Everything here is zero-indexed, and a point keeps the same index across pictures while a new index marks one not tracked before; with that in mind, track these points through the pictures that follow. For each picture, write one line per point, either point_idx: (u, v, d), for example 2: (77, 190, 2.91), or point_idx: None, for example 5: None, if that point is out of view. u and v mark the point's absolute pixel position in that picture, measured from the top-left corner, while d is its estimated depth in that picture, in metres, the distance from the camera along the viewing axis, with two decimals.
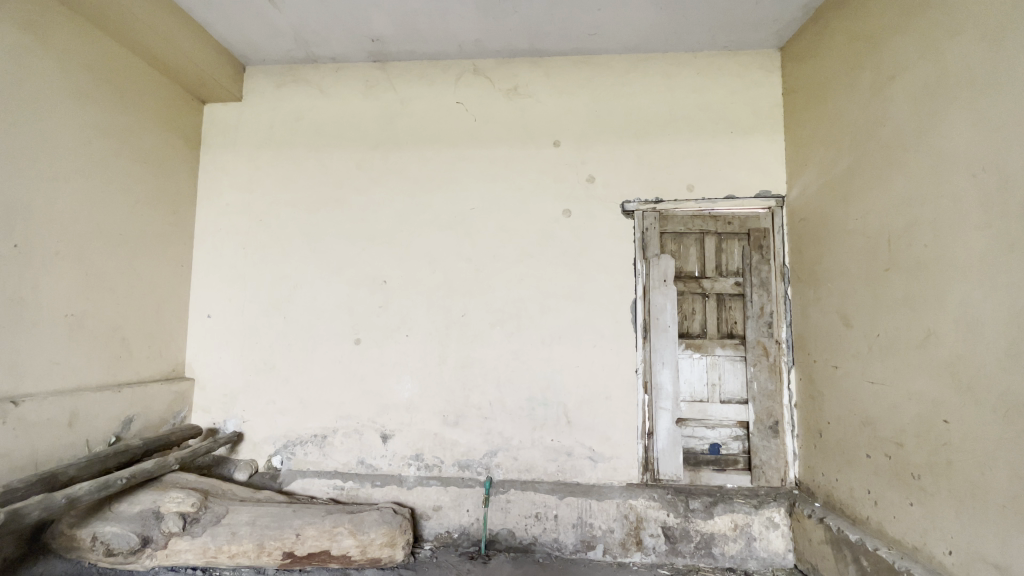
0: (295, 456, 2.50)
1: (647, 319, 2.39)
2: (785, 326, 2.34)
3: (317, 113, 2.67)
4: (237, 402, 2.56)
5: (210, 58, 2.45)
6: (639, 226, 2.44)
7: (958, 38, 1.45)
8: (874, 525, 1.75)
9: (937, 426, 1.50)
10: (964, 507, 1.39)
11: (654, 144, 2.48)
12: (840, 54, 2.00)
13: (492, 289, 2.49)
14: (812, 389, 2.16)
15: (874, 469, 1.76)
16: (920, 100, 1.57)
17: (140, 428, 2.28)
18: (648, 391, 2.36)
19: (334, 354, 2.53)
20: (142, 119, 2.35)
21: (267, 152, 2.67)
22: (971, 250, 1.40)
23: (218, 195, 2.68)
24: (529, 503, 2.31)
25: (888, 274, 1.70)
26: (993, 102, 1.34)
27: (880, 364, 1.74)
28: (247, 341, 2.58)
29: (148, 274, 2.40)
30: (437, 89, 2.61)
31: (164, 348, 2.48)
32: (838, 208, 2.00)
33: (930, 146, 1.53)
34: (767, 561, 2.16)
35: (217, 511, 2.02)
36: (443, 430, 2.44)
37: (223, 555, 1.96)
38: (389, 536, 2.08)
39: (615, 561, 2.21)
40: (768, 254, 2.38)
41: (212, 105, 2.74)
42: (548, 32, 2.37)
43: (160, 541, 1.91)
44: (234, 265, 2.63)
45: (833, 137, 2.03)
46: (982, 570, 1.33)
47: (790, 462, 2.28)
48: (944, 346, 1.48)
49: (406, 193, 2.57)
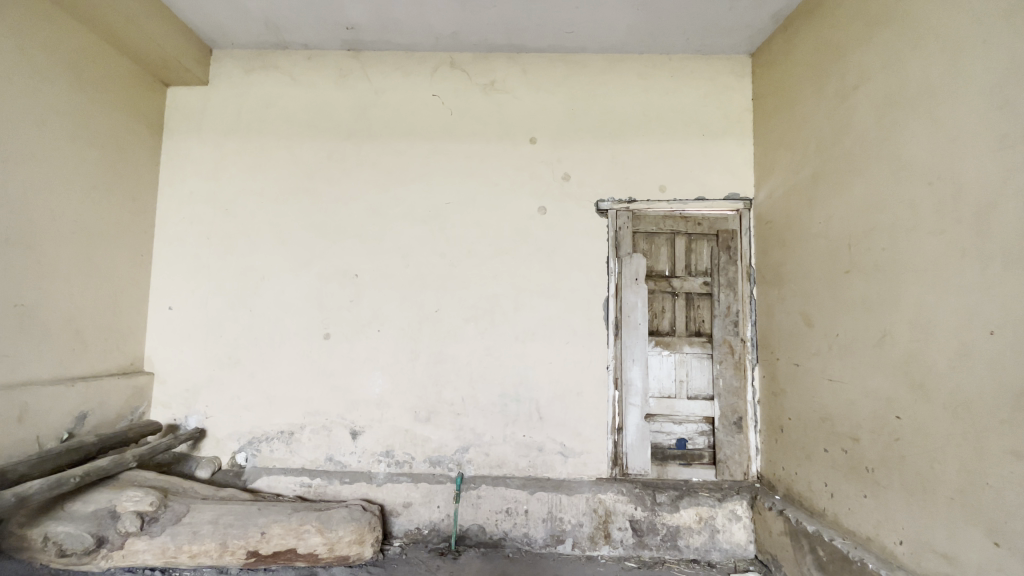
0: (261, 453, 2.44)
1: (618, 316, 2.43)
2: (750, 324, 2.41)
3: (287, 101, 2.59)
4: (200, 398, 2.48)
5: (175, 39, 2.35)
6: (612, 225, 2.48)
7: (918, 50, 1.51)
8: (830, 516, 1.82)
9: (890, 422, 1.58)
10: (915, 498, 1.47)
11: (629, 144, 2.51)
12: (807, 61, 2.07)
13: (466, 285, 2.48)
14: (775, 386, 2.24)
15: (832, 463, 1.84)
16: (884, 108, 1.63)
17: (96, 424, 2.18)
18: (619, 387, 2.40)
19: (302, 349, 2.47)
20: (100, 100, 2.24)
21: (236, 139, 2.58)
22: (925, 254, 1.46)
23: (181, 182, 2.57)
24: (499, 498, 2.32)
25: (848, 275, 1.78)
26: (949, 113, 1.40)
27: (838, 362, 1.82)
28: (210, 335, 2.50)
29: (105, 264, 2.29)
30: (413, 81, 2.57)
31: (121, 341, 2.38)
32: (803, 210, 2.06)
33: (890, 153, 1.60)
34: (729, 553, 2.23)
35: (177, 510, 1.96)
36: (414, 426, 2.42)
37: (184, 555, 1.90)
38: (358, 533, 2.05)
39: (584, 554, 2.25)
40: (735, 254, 2.45)
41: (176, 88, 2.63)
42: (526, 27, 2.36)
43: (116, 541, 1.85)
44: (197, 256, 2.53)
45: (799, 141, 2.10)
46: (931, 560, 1.41)
47: (753, 456, 2.35)
48: (899, 346, 1.55)
49: (379, 186, 2.53)
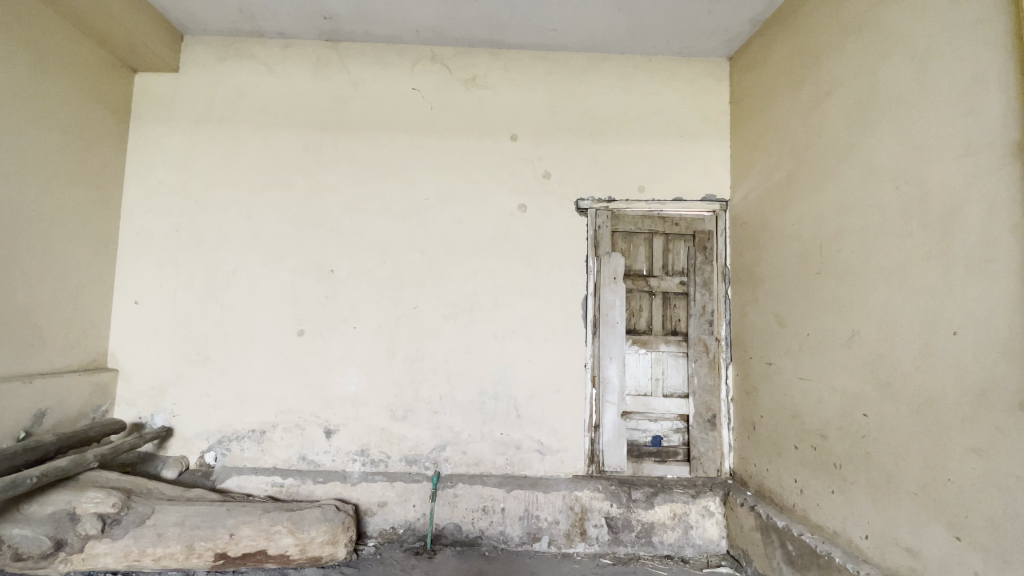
0: (230, 452, 2.38)
1: (596, 315, 2.44)
2: (725, 324, 2.45)
3: (262, 91, 2.52)
4: (166, 396, 2.39)
5: (144, 23, 2.26)
6: (592, 224, 2.49)
7: (889, 58, 1.55)
8: (799, 511, 1.87)
9: (857, 420, 1.62)
10: (881, 494, 1.52)
11: (609, 144, 2.52)
12: (782, 65, 2.11)
13: (445, 282, 2.45)
14: (748, 385, 2.28)
15: (801, 460, 1.88)
16: (855, 113, 1.67)
17: (55, 424, 2.08)
18: (596, 385, 2.42)
19: (274, 346, 2.41)
20: (62, 84, 2.14)
21: (207, 129, 2.50)
22: (893, 256, 1.51)
23: (149, 172, 2.48)
24: (476, 496, 2.31)
25: (820, 277, 1.82)
26: (916, 120, 1.45)
27: (809, 361, 1.86)
28: (179, 331, 2.42)
29: (66, 256, 2.19)
30: (392, 74, 2.53)
31: (84, 336, 2.28)
32: (777, 212, 2.10)
33: (861, 159, 1.64)
34: (702, 548, 2.26)
35: (141, 512, 1.89)
36: (390, 425, 2.38)
37: (147, 558, 1.84)
38: (331, 533, 2.01)
39: (560, 552, 2.26)
40: (711, 255, 2.49)
41: (144, 74, 2.53)
42: (507, 24, 2.35)
43: (76, 544, 1.77)
44: (165, 249, 2.45)
45: (774, 145, 2.14)
46: (895, 554, 1.45)
47: (725, 453, 2.40)
48: (867, 346, 1.60)
49: (357, 179, 2.48)
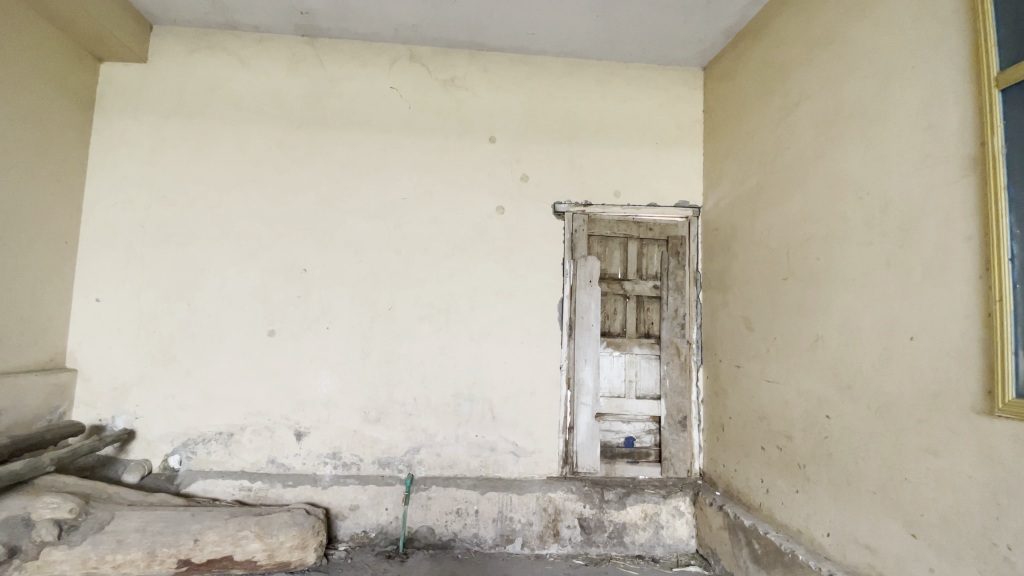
0: (196, 456, 2.31)
1: (572, 318, 2.47)
2: (696, 327, 2.51)
3: (234, 85, 2.46)
4: (129, 397, 2.31)
5: (111, 11, 2.18)
6: (568, 227, 2.51)
7: (854, 74, 1.62)
8: (765, 510, 1.93)
9: (820, 421, 1.68)
10: (841, 492, 1.58)
11: (586, 149, 2.55)
12: (753, 77, 2.18)
13: (420, 282, 2.44)
14: (717, 387, 2.34)
15: (767, 460, 1.94)
16: (822, 126, 1.74)
17: (9, 425, 1.99)
18: (570, 387, 2.44)
19: (244, 346, 2.35)
20: (22, 70, 2.04)
21: (176, 123, 2.42)
22: (855, 265, 1.57)
23: (114, 165, 2.39)
24: (450, 499, 2.29)
25: (786, 282, 1.88)
26: (879, 134, 1.51)
27: (775, 364, 1.92)
28: (142, 329, 2.33)
29: (24, 250, 2.09)
30: (369, 72, 2.51)
31: (42, 334, 2.18)
32: (746, 219, 2.17)
33: (826, 169, 1.71)
34: (672, 548, 2.30)
35: (100, 518, 1.83)
36: (363, 427, 2.36)
37: (106, 566, 1.76)
38: (300, 537, 1.98)
39: (533, 553, 2.27)
40: (684, 260, 2.54)
41: (110, 63, 2.43)
42: (487, 26, 2.36)
43: (30, 551, 1.69)
44: (130, 245, 2.36)
45: (744, 153, 2.21)
46: (855, 550, 1.51)
47: (695, 454, 2.45)
48: (829, 350, 1.66)
49: (331, 178, 2.45)
